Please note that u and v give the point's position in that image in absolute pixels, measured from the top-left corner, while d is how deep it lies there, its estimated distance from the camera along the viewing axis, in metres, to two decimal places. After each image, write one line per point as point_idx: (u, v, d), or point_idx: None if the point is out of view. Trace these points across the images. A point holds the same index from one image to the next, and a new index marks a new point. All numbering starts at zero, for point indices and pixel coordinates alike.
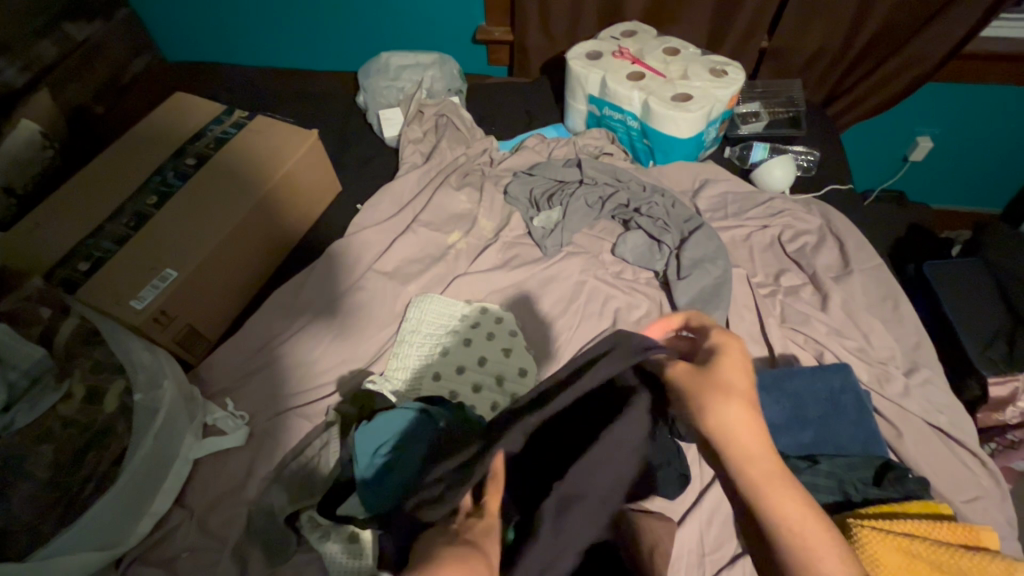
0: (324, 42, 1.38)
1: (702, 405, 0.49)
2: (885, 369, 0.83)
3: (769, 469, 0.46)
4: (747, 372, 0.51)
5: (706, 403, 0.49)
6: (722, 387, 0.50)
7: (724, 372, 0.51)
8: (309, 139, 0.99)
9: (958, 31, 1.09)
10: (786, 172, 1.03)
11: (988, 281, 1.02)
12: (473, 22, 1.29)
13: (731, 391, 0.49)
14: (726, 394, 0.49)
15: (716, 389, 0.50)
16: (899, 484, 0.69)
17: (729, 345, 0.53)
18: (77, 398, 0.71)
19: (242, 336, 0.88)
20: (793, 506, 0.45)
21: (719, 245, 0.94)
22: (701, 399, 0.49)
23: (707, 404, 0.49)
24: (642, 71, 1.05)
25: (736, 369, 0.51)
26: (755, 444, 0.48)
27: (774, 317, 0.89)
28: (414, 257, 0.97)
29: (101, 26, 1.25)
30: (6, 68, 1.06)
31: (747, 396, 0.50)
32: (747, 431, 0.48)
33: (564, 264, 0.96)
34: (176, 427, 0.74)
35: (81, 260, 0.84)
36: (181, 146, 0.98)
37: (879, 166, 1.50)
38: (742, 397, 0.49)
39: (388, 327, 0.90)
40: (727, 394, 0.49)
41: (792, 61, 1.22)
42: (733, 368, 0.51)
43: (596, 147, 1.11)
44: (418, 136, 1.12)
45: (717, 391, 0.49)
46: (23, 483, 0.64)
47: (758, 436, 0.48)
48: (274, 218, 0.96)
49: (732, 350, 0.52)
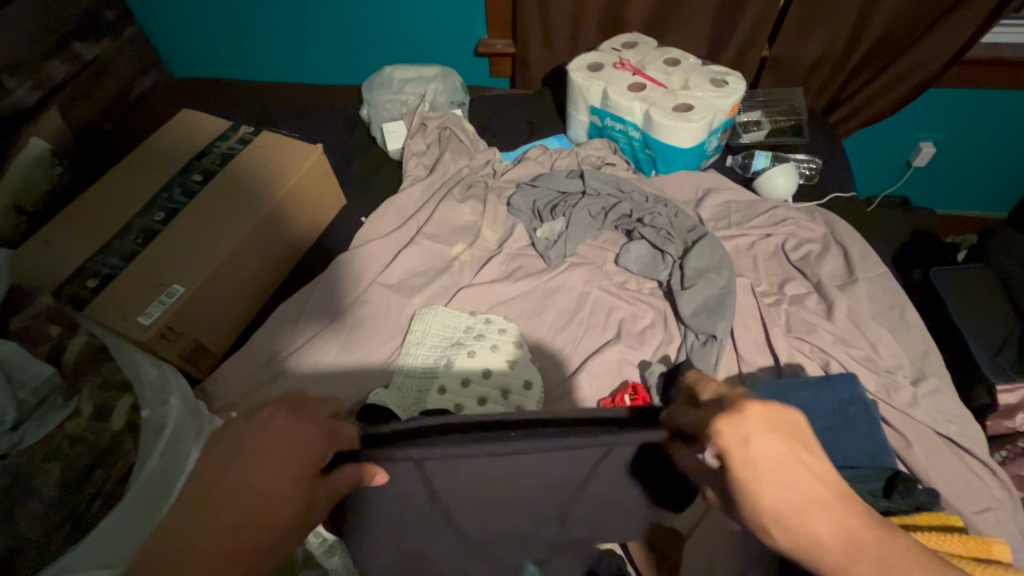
0: (327, 58, 1.40)
1: (752, 481, 0.43)
2: (892, 379, 0.82)
3: (809, 487, 0.42)
4: (797, 450, 0.43)
5: (771, 520, 0.42)
6: (747, 469, 0.43)
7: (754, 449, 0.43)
8: (314, 153, 1.00)
9: (959, 38, 1.10)
10: (788, 179, 1.03)
11: (994, 285, 1.01)
12: (475, 34, 1.30)
13: (762, 462, 0.42)
14: (796, 510, 0.41)
15: (790, 504, 0.41)
16: (908, 496, 0.66)
17: (747, 428, 0.44)
18: (84, 415, 0.70)
19: (248, 351, 0.88)
20: (838, 519, 0.41)
21: (723, 255, 0.93)
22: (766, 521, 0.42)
23: (802, 520, 0.41)
24: (643, 81, 1.06)
25: (754, 437, 0.43)
26: (801, 476, 0.42)
27: (780, 326, 0.88)
28: (417, 270, 0.98)
29: (109, 46, 1.27)
30: (16, 87, 1.08)
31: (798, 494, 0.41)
32: (780, 466, 0.42)
33: (568, 275, 0.96)
34: (182, 441, 0.72)
35: (88, 277, 0.84)
36: (188, 162, 0.99)
37: (884, 172, 1.50)
38: (768, 447, 0.43)
39: (394, 340, 0.91)
40: (760, 478, 0.42)
41: (794, 69, 1.22)
42: (762, 443, 0.43)
43: (598, 158, 1.12)
44: (420, 150, 1.13)
45: (756, 473, 0.42)
46: (29, 502, 0.64)
47: (781, 461, 0.42)
48: (278, 232, 0.97)
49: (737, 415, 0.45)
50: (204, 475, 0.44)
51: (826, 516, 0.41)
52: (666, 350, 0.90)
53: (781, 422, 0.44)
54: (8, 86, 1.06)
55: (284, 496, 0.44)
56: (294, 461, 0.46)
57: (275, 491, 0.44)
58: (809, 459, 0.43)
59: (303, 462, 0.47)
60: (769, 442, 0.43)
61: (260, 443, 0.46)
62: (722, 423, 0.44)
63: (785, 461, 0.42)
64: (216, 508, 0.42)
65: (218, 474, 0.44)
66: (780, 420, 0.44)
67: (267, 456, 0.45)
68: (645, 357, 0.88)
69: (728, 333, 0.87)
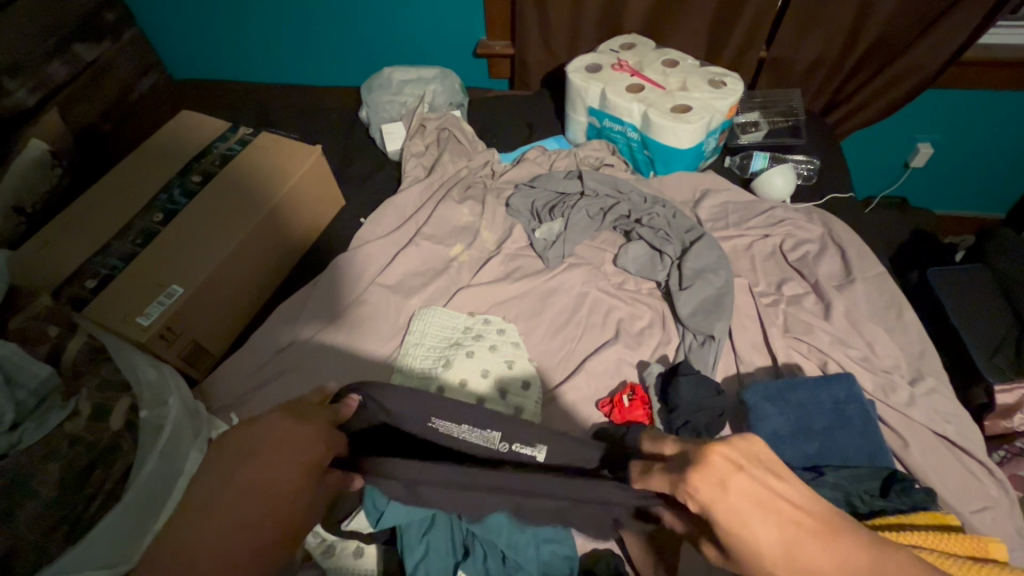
0: (327, 59, 1.40)
1: (736, 525, 0.44)
2: (889, 379, 0.82)
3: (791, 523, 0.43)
4: (764, 481, 0.45)
5: (765, 564, 0.43)
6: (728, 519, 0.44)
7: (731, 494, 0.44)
8: (313, 154, 1.00)
9: (956, 39, 1.10)
10: (786, 180, 1.03)
11: (991, 286, 1.01)
12: (474, 36, 1.30)
13: (741, 507, 0.44)
14: (780, 547, 0.43)
15: (775, 545, 0.43)
16: (907, 494, 0.66)
17: (717, 475, 0.45)
18: (83, 416, 0.71)
19: (247, 351, 0.88)
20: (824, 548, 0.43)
21: (721, 255, 0.94)
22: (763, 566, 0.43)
23: (790, 555, 0.43)
24: (641, 83, 1.06)
25: (730, 481, 0.45)
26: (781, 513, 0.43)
27: (777, 326, 0.88)
28: (416, 270, 0.98)
29: (109, 47, 1.28)
30: (16, 89, 1.08)
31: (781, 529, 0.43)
32: (757, 506, 0.44)
33: (567, 275, 0.96)
34: (181, 442, 0.72)
35: (88, 277, 0.85)
36: (188, 163, 1.00)
37: (882, 173, 1.50)
38: (742, 489, 0.44)
39: (393, 340, 0.91)
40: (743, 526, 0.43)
41: (792, 71, 1.23)
42: (736, 487, 0.45)
43: (597, 159, 1.12)
44: (419, 151, 1.13)
45: (738, 518, 0.44)
46: (28, 502, 0.64)
47: (758, 501, 0.44)
48: (277, 232, 0.97)
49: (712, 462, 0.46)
50: (213, 481, 0.45)
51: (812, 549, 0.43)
52: (665, 350, 0.90)
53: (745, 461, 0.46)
54: (9, 88, 1.07)
55: (293, 500, 0.47)
56: (300, 464, 0.48)
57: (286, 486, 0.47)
58: (781, 488, 0.45)
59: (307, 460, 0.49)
60: (742, 484, 0.44)
61: (264, 445, 0.48)
62: (696, 477, 0.46)
63: (761, 500, 0.44)
64: (232, 513, 0.44)
65: (229, 478, 0.46)
66: (742, 456, 0.46)
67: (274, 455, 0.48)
68: (643, 357, 0.89)
69: (726, 333, 0.88)
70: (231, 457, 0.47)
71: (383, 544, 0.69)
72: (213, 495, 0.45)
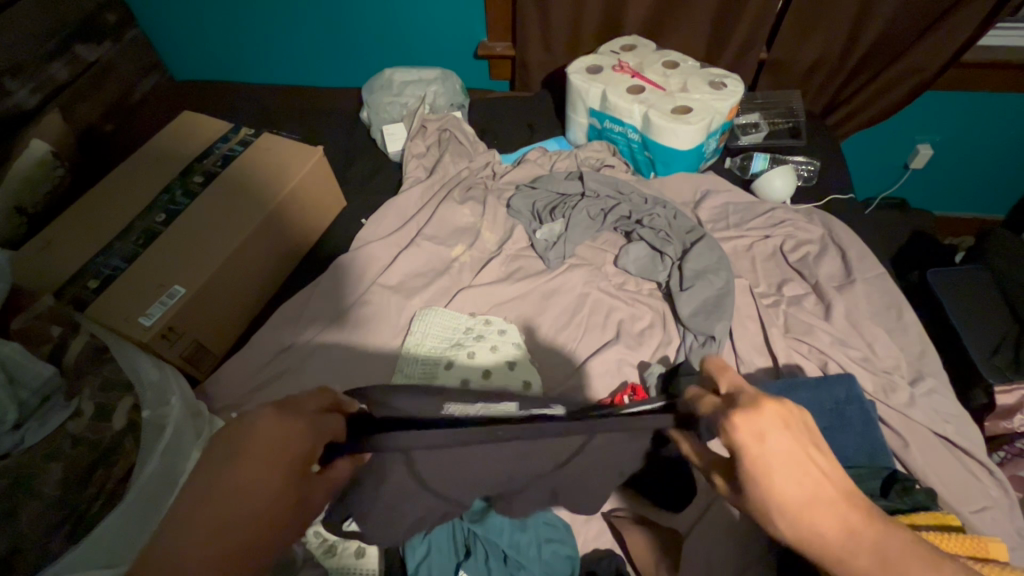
0: (328, 61, 1.41)
1: (762, 473, 0.42)
2: (889, 379, 0.82)
3: (822, 487, 0.42)
4: (806, 448, 0.43)
5: (777, 515, 0.42)
6: (758, 465, 0.42)
7: (771, 448, 0.42)
8: (314, 155, 1.00)
9: (956, 41, 1.10)
10: (786, 181, 1.03)
11: (992, 286, 1.02)
12: (475, 37, 1.30)
13: (779, 460, 0.42)
14: (801, 505, 0.42)
15: (799, 501, 0.42)
16: (907, 495, 0.66)
17: (760, 426, 0.43)
18: (86, 415, 0.71)
19: (249, 351, 0.89)
20: (849, 518, 0.42)
21: (722, 256, 0.94)
22: (774, 513, 0.42)
23: (804, 513, 0.42)
24: (642, 84, 1.07)
25: (770, 434, 0.43)
26: (812, 474, 0.42)
27: (778, 327, 0.89)
28: (418, 271, 0.98)
29: (110, 48, 1.28)
30: (18, 90, 1.09)
31: (805, 488, 0.42)
32: (792, 464, 0.42)
33: (568, 276, 0.96)
34: (183, 442, 0.72)
35: (90, 278, 0.85)
36: (190, 164, 1.00)
37: (881, 174, 1.50)
38: (783, 445, 0.42)
39: (393, 340, 0.91)
40: (771, 479, 0.42)
41: (791, 72, 1.23)
42: (775, 440, 0.43)
43: (597, 160, 1.12)
44: (421, 151, 1.13)
45: (770, 469, 0.42)
46: (30, 501, 0.64)
47: (794, 461, 0.42)
48: (279, 233, 0.97)
49: (759, 410, 0.44)
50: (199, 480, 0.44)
51: (831, 517, 0.42)
52: (665, 350, 0.90)
53: (794, 423, 0.44)
54: (10, 88, 1.07)
55: (274, 497, 0.45)
56: (285, 465, 0.47)
57: (270, 488, 0.45)
58: (817, 456, 0.43)
59: (293, 458, 0.47)
60: (784, 436, 0.43)
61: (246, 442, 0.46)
62: (738, 417, 0.44)
63: (797, 459, 0.42)
64: (215, 511, 0.43)
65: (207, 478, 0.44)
66: (792, 418, 0.44)
67: (257, 453, 0.46)
68: (643, 358, 0.89)
69: (727, 333, 0.88)
70: (219, 455, 0.45)
71: (385, 545, 0.70)
72: (194, 493, 0.43)
